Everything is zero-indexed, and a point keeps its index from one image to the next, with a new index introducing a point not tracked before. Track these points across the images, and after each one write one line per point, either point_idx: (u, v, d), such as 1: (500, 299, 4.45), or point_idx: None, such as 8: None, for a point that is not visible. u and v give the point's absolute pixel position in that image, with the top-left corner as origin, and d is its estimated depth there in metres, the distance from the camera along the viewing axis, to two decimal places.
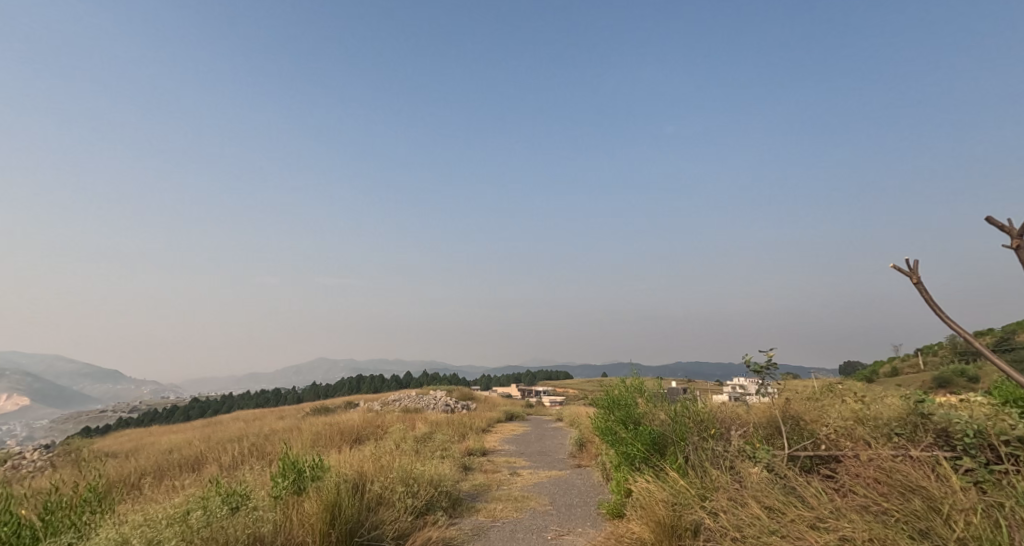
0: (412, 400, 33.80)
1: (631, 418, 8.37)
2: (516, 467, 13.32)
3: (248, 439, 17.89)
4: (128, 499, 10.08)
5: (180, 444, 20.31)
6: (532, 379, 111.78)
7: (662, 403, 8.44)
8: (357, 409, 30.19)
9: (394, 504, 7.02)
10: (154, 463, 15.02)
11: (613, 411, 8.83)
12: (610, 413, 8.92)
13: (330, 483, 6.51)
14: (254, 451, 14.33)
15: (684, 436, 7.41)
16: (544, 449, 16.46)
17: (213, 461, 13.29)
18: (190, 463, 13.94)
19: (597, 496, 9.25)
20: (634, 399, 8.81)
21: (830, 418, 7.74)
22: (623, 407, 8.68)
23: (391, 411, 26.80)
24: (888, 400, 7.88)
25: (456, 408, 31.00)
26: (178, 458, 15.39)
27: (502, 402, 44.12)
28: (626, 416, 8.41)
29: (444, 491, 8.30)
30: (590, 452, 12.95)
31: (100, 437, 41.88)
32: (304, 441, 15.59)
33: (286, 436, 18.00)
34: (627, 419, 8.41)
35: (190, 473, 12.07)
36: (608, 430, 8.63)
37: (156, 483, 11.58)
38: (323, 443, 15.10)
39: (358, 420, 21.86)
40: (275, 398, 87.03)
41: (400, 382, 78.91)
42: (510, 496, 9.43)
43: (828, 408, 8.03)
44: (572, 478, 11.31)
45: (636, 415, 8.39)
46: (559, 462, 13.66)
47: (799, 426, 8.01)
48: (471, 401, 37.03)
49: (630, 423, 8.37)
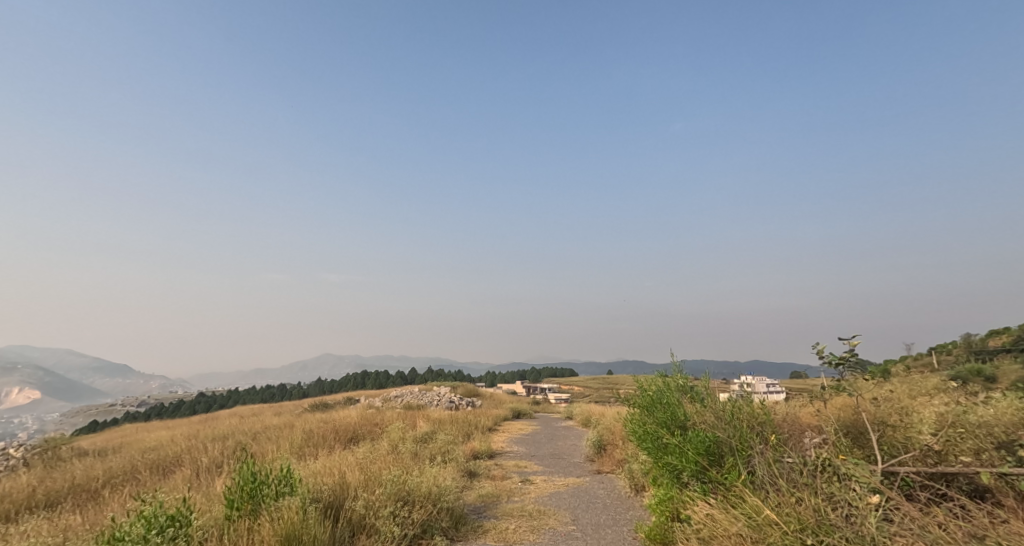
0: (414, 397, 32.38)
1: (674, 419, 6.86)
2: (527, 472, 11.84)
3: (235, 438, 16.47)
4: (75, 510, 8.62)
5: (164, 441, 18.92)
6: (538, 378, 109.82)
7: (713, 404, 6.93)
8: (355, 405, 28.71)
9: (379, 530, 5.53)
10: (128, 463, 13.65)
11: (651, 413, 7.31)
12: (647, 415, 7.40)
13: (294, 503, 5.02)
14: (235, 454, 12.87)
15: (744, 442, 5.93)
16: (557, 451, 14.88)
17: (186, 464, 11.84)
18: (163, 465, 12.49)
19: (630, 513, 7.76)
20: (675, 397, 7.30)
21: (925, 423, 6.15)
22: (664, 407, 7.16)
23: (391, 408, 25.28)
24: (988, 402, 6.36)
25: (459, 405, 29.46)
26: (155, 458, 14.01)
27: (505, 399, 42.70)
28: (669, 417, 6.90)
29: (445, 508, 6.85)
30: (614, 456, 11.37)
31: (91, 433, 40.68)
32: (293, 442, 14.12)
33: (276, 435, 16.57)
34: (669, 421, 6.90)
35: (158, 478, 10.67)
36: (643, 435, 7.09)
37: (116, 491, 10.10)
38: (312, 445, 13.63)
39: (356, 418, 20.38)
40: (279, 394, 85.76)
41: (404, 378, 77.32)
42: (523, 511, 7.96)
43: (916, 411, 6.45)
44: (594, 488, 9.75)
45: (681, 417, 6.89)
46: (576, 468, 12.10)
47: (886, 433, 6.36)
48: (475, 398, 35.56)
49: (674, 427, 6.86)
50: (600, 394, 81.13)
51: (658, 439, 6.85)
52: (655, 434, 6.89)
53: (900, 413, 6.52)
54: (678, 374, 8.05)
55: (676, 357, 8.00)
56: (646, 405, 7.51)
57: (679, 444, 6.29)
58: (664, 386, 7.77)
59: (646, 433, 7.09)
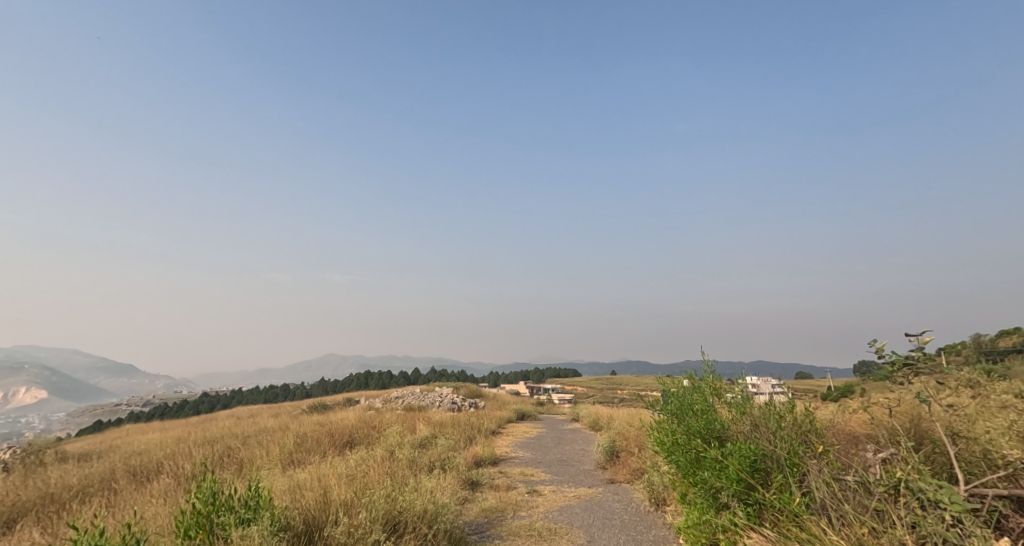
0: (416, 398, 31.53)
1: (709, 427, 5.93)
2: (534, 481, 10.94)
3: (225, 442, 15.61)
4: (31, 527, 7.73)
5: (152, 445, 18.07)
6: (541, 378, 108.90)
7: (754, 410, 5.99)
8: (354, 406, 27.84)
9: None
10: (107, 469, 12.82)
11: (681, 421, 6.37)
12: (676, 422, 6.47)
13: (254, 535, 4.13)
14: (220, 461, 11.99)
15: (797, 457, 5.00)
16: (565, 457, 13.96)
17: (165, 473, 10.96)
18: (141, 472, 11.61)
19: (653, 534, 6.85)
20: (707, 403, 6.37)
21: (1006, 435, 5.13)
22: (696, 414, 6.23)
23: (390, 410, 24.62)
24: None
25: (461, 407, 28.59)
26: (137, 464, 13.16)
27: (509, 399, 41.82)
28: (702, 426, 5.97)
29: (443, 532, 5.94)
30: (628, 464, 10.45)
31: (88, 434, 39.96)
32: (283, 448, 13.22)
33: (267, 438, 15.71)
34: (703, 430, 5.97)
35: (132, 489, 9.78)
36: (671, 445, 6.17)
37: (84, 503, 9.22)
38: (303, 452, 12.72)
39: (352, 421, 19.47)
40: (280, 395, 85.08)
41: (407, 379, 76.47)
42: (532, 530, 7.07)
43: (987, 417, 5.43)
44: (609, 502, 8.84)
45: (717, 426, 5.96)
46: (586, 477, 11.18)
47: (958, 446, 5.34)
48: (479, 400, 34.61)
49: (709, 438, 5.93)
50: (604, 395, 80.12)
51: (690, 451, 5.93)
52: (686, 445, 5.96)
53: (968, 419, 5.50)
54: (710, 374, 7.09)
55: (707, 356, 7.05)
56: (674, 410, 6.57)
57: (718, 459, 5.36)
58: (693, 392, 6.83)
59: (675, 443, 6.16)
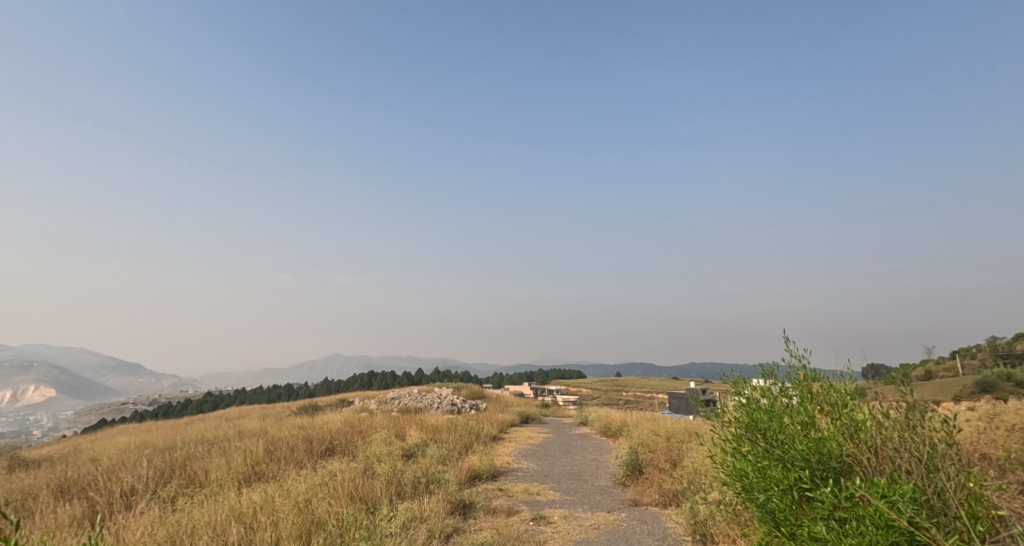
0: (415, 399, 29.63)
1: (815, 453, 4.06)
2: (539, 501, 9.02)
3: (190, 447, 13.78)
4: None
5: (115, 448, 16.26)
6: (544, 379, 106.80)
7: (874, 413, 4.08)
8: (348, 408, 25.97)
9: None
10: (42, 479, 11.01)
11: (766, 441, 4.47)
12: (757, 441, 4.57)
13: None
14: (168, 475, 10.12)
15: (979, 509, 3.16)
16: (576, 470, 12.00)
17: (93, 490, 9.09)
18: (71, 486, 9.75)
19: None
20: (796, 411, 4.45)
21: None
22: (789, 430, 4.34)
23: (384, 412, 22.77)
24: None
25: (462, 409, 26.72)
26: (79, 472, 11.35)
27: (516, 401, 39.88)
28: (804, 452, 4.08)
29: None
30: (658, 485, 8.43)
31: (76, 434, 38.53)
32: (246, 457, 11.33)
33: (236, 444, 13.84)
34: (804, 457, 4.10)
35: (41, 512, 7.92)
36: (757, 477, 4.34)
37: None
38: (268, 464, 10.80)
39: (338, 424, 17.54)
40: (280, 395, 83.35)
41: (410, 379, 74.84)
42: None
43: None
44: (637, 536, 6.84)
45: (819, 449, 4.07)
46: (603, 497, 9.20)
47: None
48: (483, 401, 32.81)
49: (816, 469, 4.06)
50: (610, 398, 78.08)
51: (788, 488, 4.07)
52: (781, 480, 4.10)
53: None
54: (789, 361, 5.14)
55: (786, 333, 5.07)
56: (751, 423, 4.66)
57: (847, 511, 3.53)
58: (767, 395, 4.88)
59: (760, 475, 4.31)
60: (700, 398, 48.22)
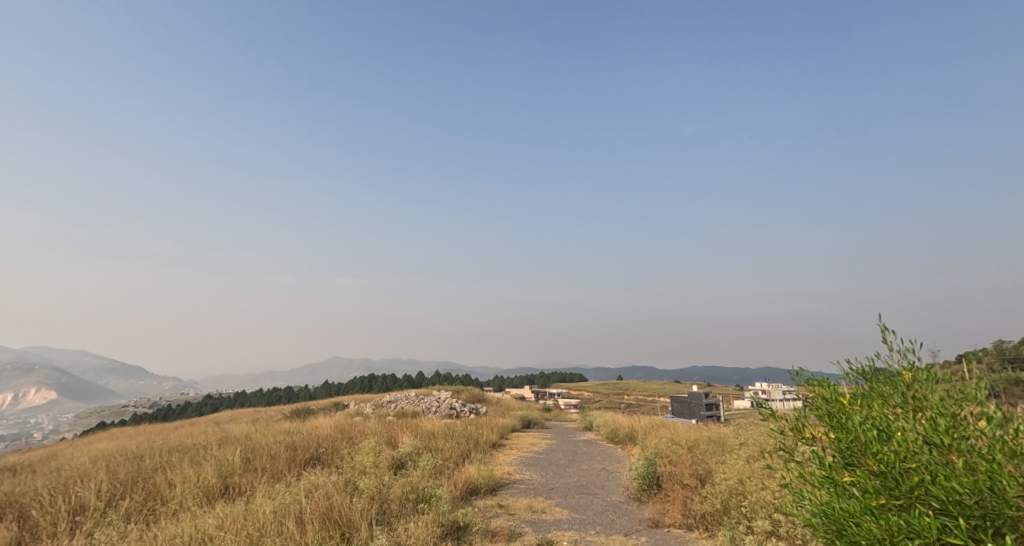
0: (412, 403, 28.44)
1: (967, 493, 3.21)
2: (545, 521, 7.88)
3: (162, 454, 12.63)
4: None
5: (85, 454, 15.09)
6: (546, 382, 105.81)
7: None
8: (341, 412, 24.81)
9: None
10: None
11: (879, 470, 3.61)
12: (862, 470, 3.66)
13: None
14: (126, 488, 8.97)
15: None
16: (585, 482, 10.89)
17: (32, 508, 7.94)
18: (11, 501, 8.58)
19: None
20: (919, 432, 3.55)
21: None
22: (920, 458, 3.44)
23: (378, 416, 21.63)
24: None
25: (461, 413, 25.56)
26: (30, 483, 10.19)
27: (517, 405, 38.78)
28: (952, 493, 3.22)
29: None
30: (682, 504, 7.31)
31: (66, 436, 37.49)
32: (219, 467, 10.21)
33: (213, 450, 12.72)
34: (956, 497, 3.22)
35: None
36: (877, 520, 3.37)
37: None
38: (240, 475, 9.66)
39: (327, 429, 16.37)
40: (277, 398, 81.97)
41: (410, 382, 73.30)
42: None
43: None
44: None
45: (970, 487, 3.20)
46: (618, 516, 8.08)
47: None
48: (483, 405, 31.66)
49: (969, 515, 3.21)
50: (612, 401, 76.83)
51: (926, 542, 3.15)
52: (914, 531, 3.17)
53: None
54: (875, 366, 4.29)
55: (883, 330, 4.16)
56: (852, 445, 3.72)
57: None
58: (865, 407, 4.00)
59: (877, 518, 3.39)
60: (703, 402, 46.90)
